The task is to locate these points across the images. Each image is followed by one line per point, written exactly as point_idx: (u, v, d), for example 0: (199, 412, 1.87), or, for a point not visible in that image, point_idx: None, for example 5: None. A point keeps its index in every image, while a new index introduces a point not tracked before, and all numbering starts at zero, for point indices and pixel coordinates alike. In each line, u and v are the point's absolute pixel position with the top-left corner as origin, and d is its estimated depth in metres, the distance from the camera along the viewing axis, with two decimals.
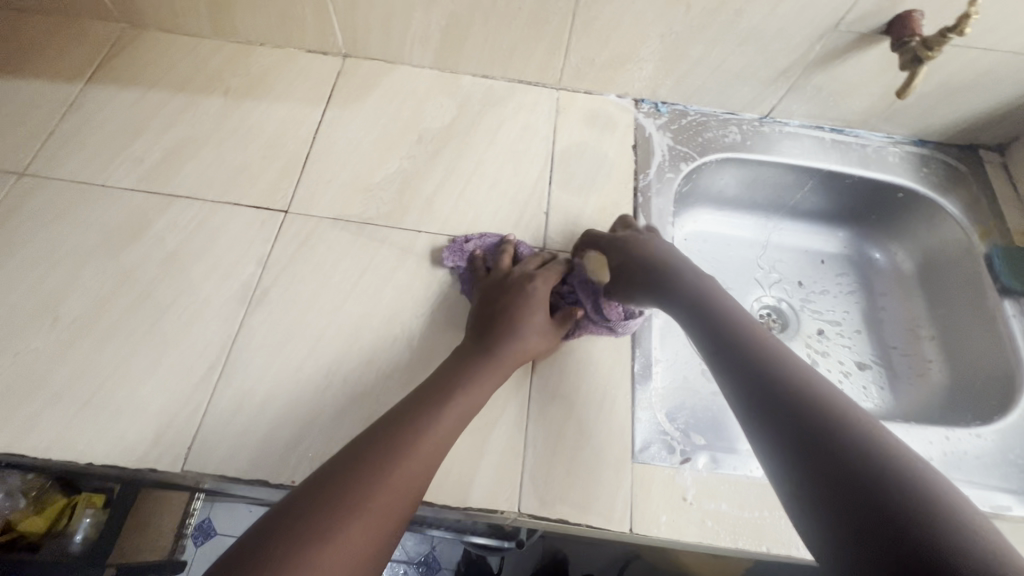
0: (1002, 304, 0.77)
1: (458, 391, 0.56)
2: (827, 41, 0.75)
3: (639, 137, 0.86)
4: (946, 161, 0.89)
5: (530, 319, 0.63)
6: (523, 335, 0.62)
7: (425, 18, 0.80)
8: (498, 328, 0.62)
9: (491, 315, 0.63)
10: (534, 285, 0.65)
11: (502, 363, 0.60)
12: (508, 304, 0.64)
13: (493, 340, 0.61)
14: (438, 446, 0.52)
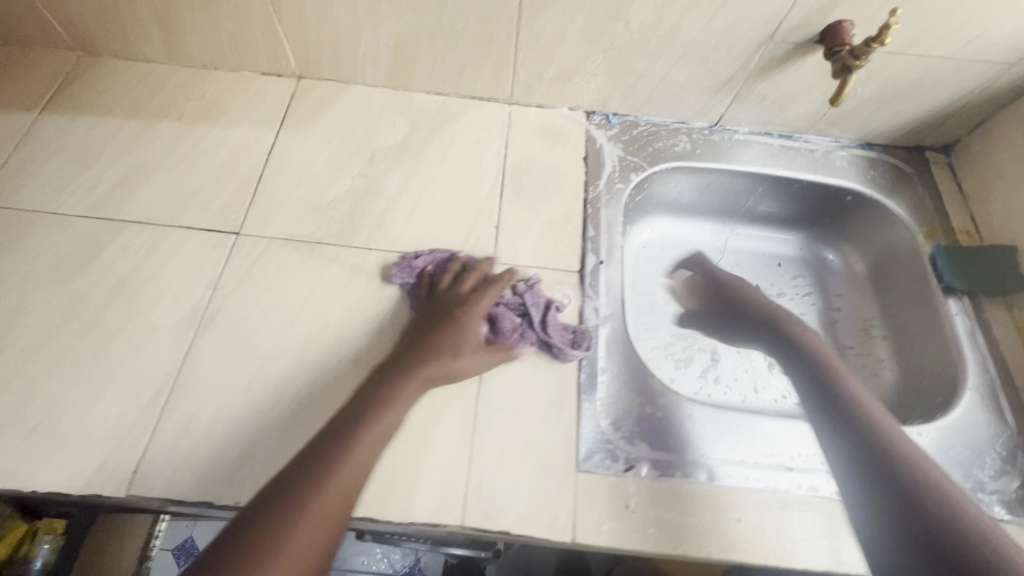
0: (947, 303, 0.79)
1: (391, 406, 0.59)
2: (765, 50, 0.77)
3: (590, 150, 0.88)
4: (892, 163, 0.91)
5: (456, 337, 0.65)
6: (443, 362, 0.63)
7: (373, 39, 0.81)
8: (423, 346, 0.64)
9: (423, 334, 0.66)
10: (464, 311, 0.67)
11: (421, 378, 0.62)
12: (441, 323, 0.66)
13: (419, 356, 0.64)
14: (370, 455, 0.55)
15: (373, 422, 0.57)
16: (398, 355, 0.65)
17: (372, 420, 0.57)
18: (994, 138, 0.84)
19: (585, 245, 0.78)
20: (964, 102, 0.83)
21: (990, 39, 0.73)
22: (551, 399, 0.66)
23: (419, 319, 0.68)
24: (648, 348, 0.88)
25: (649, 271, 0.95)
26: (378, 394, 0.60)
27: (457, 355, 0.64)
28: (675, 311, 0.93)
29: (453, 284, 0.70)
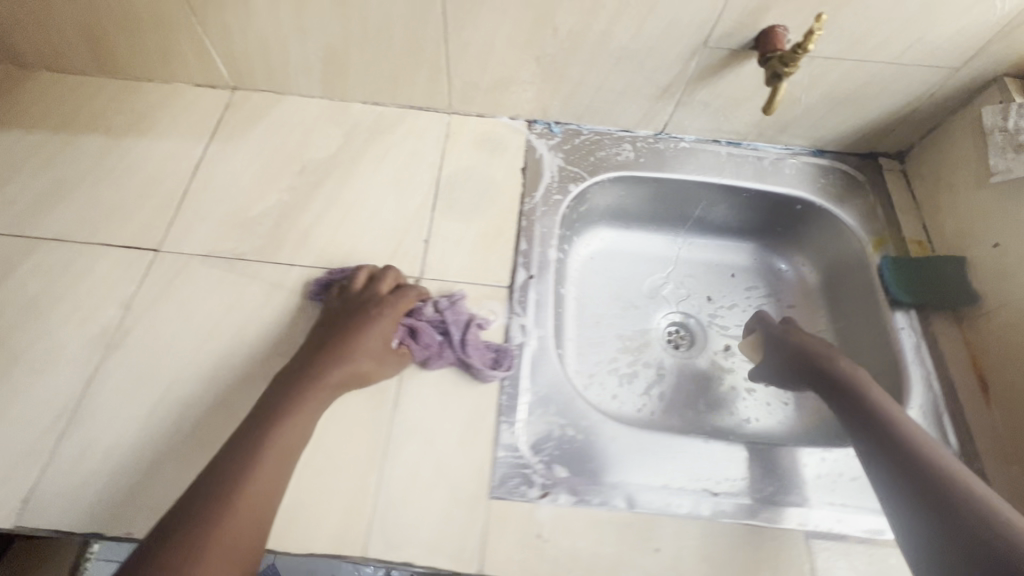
0: (894, 317, 0.76)
1: (296, 420, 0.56)
2: (701, 57, 0.74)
3: (529, 160, 0.85)
4: (844, 170, 0.89)
5: (364, 343, 0.62)
6: (352, 362, 0.61)
7: (301, 49, 0.79)
8: (327, 351, 0.61)
9: (327, 339, 0.63)
10: (380, 310, 0.65)
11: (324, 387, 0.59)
12: (350, 326, 0.63)
13: (322, 362, 0.60)
14: (279, 474, 0.53)
15: (274, 439, 0.54)
16: (300, 360, 0.62)
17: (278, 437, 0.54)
18: (943, 144, 0.81)
19: (516, 258, 0.76)
20: (912, 107, 0.80)
21: (932, 42, 0.70)
22: (468, 421, 0.64)
23: (326, 321, 0.66)
24: (592, 364, 0.85)
25: (596, 283, 0.92)
26: (285, 404, 0.57)
27: (360, 363, 0.61)
28: (622, 324, 0.90)
29: (365, 287, 0.68)
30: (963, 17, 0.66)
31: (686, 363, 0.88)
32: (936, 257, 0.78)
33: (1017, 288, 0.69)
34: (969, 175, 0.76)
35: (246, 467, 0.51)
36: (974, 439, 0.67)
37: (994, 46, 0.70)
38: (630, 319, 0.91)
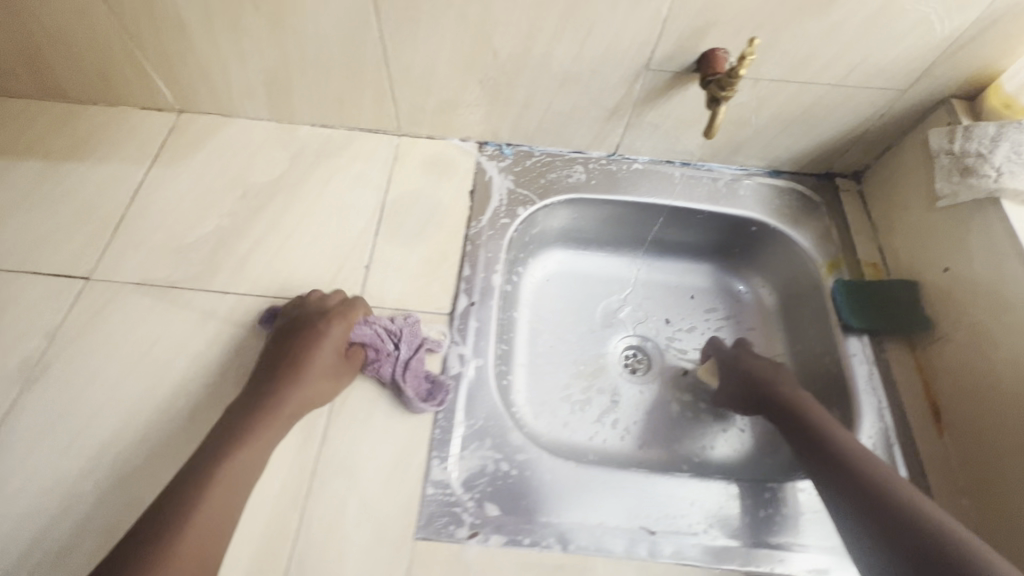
0: (846, 343, 0.74)
1: (247, 453, 0.55)
2: (645, 79, 0.73)
3: (478, 183, 0.84)
4: (800, 191, 0.87)
5: (314, 365, 0.62)
6: (303, 381, 0.60)
7: (243, 73, 0.78)
8: (277, 378, 0.60)
9: (277, 364, 0.62)
10: (329, 324, 0.64)
11: (282, 414, 0.59)
12: (298, 349, 0.62)
13: (274, 390, 0.60)
14: (227, 510, 0.52)
15: (220, 476, 0.53)
16: (250, 390, 0.61)
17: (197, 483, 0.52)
18: (896, 165, 0.80)
19: (459, 284, 0.74)
20: (864, 128, 0.79)
21: (875, 64, 0.68)
22: (397, 456, 0.62)
23: (272, 345, 0.64)
24: (544, 390, 0.83)
25: (550, 307, 0.90)
26: (233, 440, 0.56)
27: (316, 386, 0.61)
28: (576, 349, 0.88)
29: (314, 302, 0.67)
30: (904, 39, 0.65)
31: (641, 389, 0.86)
32: (890, 281, 0.76)
33: (967, 316, 0.67)
34: (920, 198, 0.75)
35: (182, 513, 0.49)
36: (925, 472, 0.65)
37: (939, 68, 0.69)
38: (585, 343, 0.89)
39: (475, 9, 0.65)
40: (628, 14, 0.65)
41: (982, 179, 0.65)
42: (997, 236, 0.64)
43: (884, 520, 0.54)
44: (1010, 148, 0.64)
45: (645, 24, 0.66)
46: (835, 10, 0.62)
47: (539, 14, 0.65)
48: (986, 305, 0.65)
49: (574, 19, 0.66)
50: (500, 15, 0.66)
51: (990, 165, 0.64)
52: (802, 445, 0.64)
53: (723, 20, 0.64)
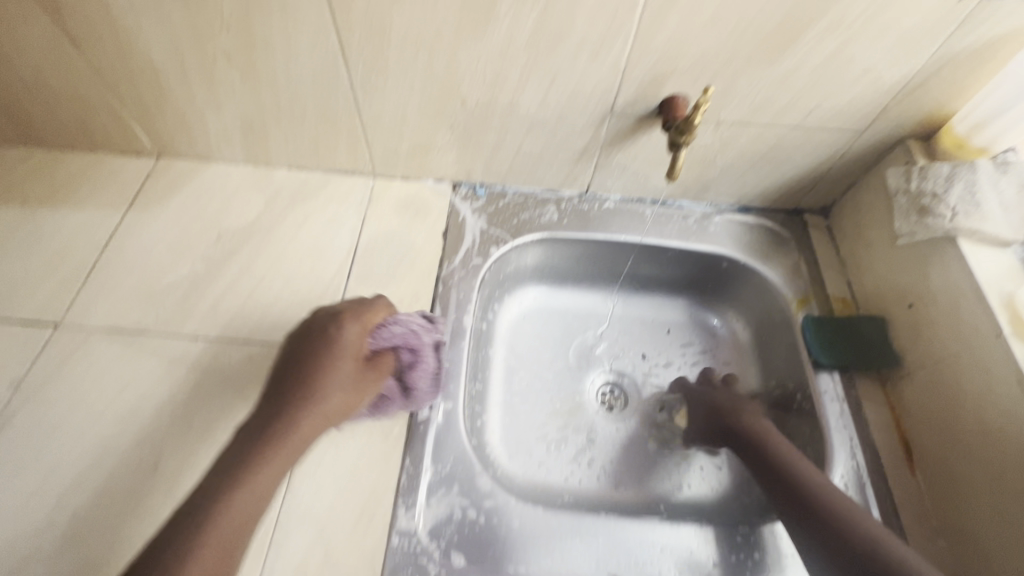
0: (817, 380, 0.74)
1: (260, 484, 0.49)
2: (610, 123, 0.75)
3: (451, 224, 0.85)
4: (770, 227, 0.88)
5: (334, 378, 0.56)
6: (322, 397, 0.55)
7: (219, 120, 0.80)
8: (293, 391, 0.54)
9: (291, 375, 0.55)
10: (342, 331, 0.59)
11: (298, 433, 0.52)
12: (314, 359, 0.56)
13: (289, 405, 0.53)
14: (221, 561, 0.44)
15: (218, 518, 0.46)
16: (261, 408, 0.54)
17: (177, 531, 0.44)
18: (860, 202, 0.81)
19: None
20: (827, 167, 0.80)
21: (831, 107, 0.71)
22: (362, 506, 0.61)
23: (283, 354, 0.59)
24: (519, 430, 0.83)
25: (525, 345, 0.90)
26: (233, 476, 0.48)
27: (336, 401, 0.56)
28: (552, 386, 0.88)
29: (321, 311, 0.62)
30: (857, 85, 0.67)
31: (617, 426, 0.85)
32: (857, 317, 0.76)
33: (933, 352, 0.68)
34: (883, 234, 0.76)
35: None
36: (898, 511, 0.65)
37: (893, 110, 0.71)
38: (561, 381, 0.88)
39: (441, 60, 0.67)
40: (588, 64, 0.67)
41: (939, 219, 0.66)
42: (955, 274, 0.65)
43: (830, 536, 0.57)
44: (964, 188, 0.66)
45: (606, 72, 0.67)
46: (787, 59, 0.64)
47: (502, 64, 0.67)
48: (950, 342, 0.65)
49: (537, 68, 0.68)
50: (465, 65, 0.68)
51: (945, 206, 0.66)
52: (758, 468, 0.68)
53: (681, 68, 0.66)
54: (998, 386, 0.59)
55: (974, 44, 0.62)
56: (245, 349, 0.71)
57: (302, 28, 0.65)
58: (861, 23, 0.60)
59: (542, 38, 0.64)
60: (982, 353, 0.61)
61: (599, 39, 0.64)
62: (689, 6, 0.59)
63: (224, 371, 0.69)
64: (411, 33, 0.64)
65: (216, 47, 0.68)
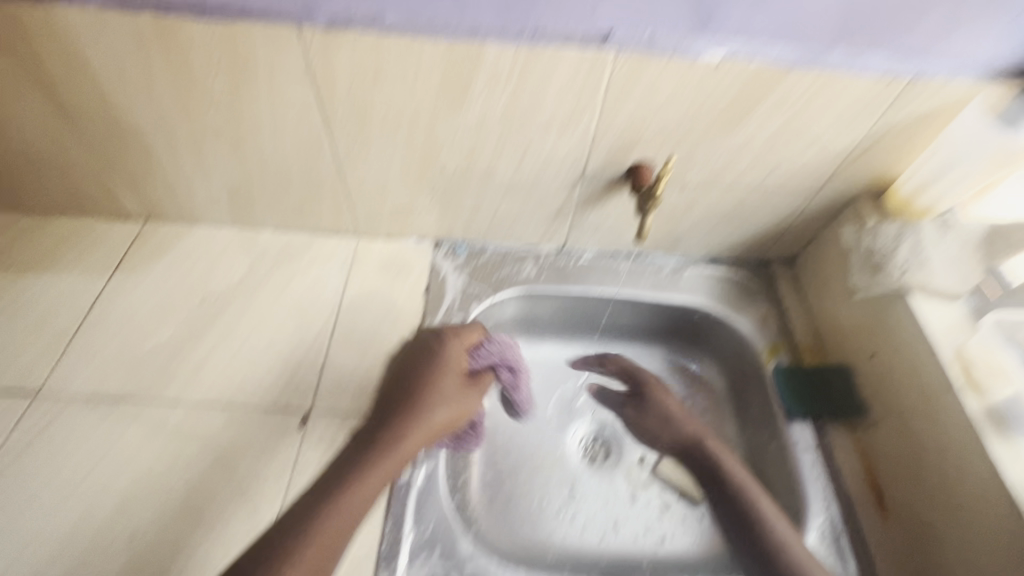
0: (790, 430, 0.75)
1: (372, 477, 0.61)
2: (581, 187, 0.79)
3: (433, 281, 0.87)
4: (739, 277, 0.91)
5: (441, 393, 0.70)
6: (433, 405, 0.69)
7: (206, 186, 0.82)
8: (413, 400, 0.69)
9: (412, 386, 0.71)
10: (447, 350, 0.73)
11: (415, 436, 0.66)
12: (428, 374, 0.72)
13: (410, 412, 0.68)
14: (338, 539, 0.56)
15: (335, 503, 0.58)
16: (383, 408, 0.70)
17: (291, 525, 0.55)
18: (821, 253, 0.85)
19: None
20: (787, 222, 0.85)
21: (786, 171, 0.76)
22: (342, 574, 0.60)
23: (400, 368, 0.76)
24: (502, 485, 0.83)
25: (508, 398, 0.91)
26: (349, 470, 0.61)
27: (444, 410, 0.70)
28: (534, 439, 0.88)
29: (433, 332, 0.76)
30: (807, 152, 0.72)
31: (600, 478, 0.86)
32: (824, 367, 0.79)
33: (895, 400, 0.70)
34: (842, 287, 0.80)
35: None
36: (873, 561, 0.66)
37: (844, 173, 0.76)
38: (542, 433, 0.89)
39: (420, 133, 0.71)
40: (558, 136, 0.71)
41: (889, 277, 0.71)
42: (908, 329, 0.69)
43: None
44: (911, 247, 0.71)
45: (575, 143, 0.72)
46: (741, 130, 0.70)
47: (478, 136, 0.72)
48: (910, 392, 0.68)
49: (511, 140, 0.72)
50: (443, 137, 0.72)
51: (894, 265, 0.71)
52: (717, 500, 0.70)
53: (644, 139, 0.71)
54: (955, 436, 0.62)
55: (908, 116, 0.67)
56: (225, 414, 0.71)
57: (289, 107, 0.69)
58: (805, 100, 0.65)
59: (514, 114, 0.68)
60: (939, 404, 0.64)
61: (568, 115, 0.68)
62: (648, 86, 0.64)
63: (204, 437, 0.69)
64: (391, 111, 0.69)
65: (205, 123, 0.71)
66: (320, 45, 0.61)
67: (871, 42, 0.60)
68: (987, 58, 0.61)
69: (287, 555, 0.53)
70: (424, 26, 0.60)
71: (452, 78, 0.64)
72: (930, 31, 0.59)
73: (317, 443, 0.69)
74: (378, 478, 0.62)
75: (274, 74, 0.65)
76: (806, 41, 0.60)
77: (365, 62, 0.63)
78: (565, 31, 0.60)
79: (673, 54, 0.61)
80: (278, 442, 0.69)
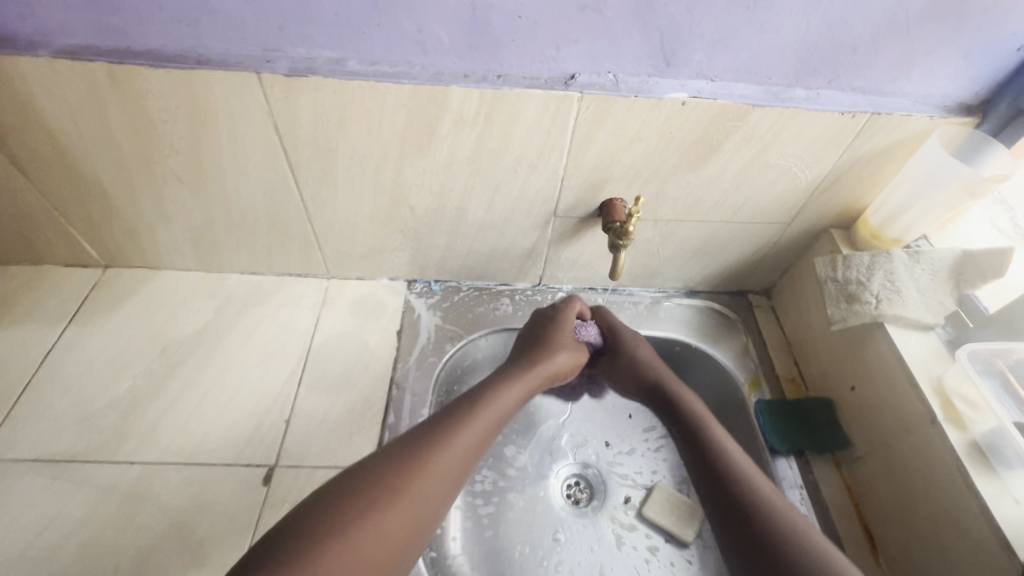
0: (773, 467, 0.73)
1: (511, 395, 0.69)
2: (554, 224, 0.78)
3: (406, 321, 0.85)
4: (717, 309, 0.91)
5: (561, 342, 0.77)
6: (558, 350, 0.76)
7: (169, 232, 0.80)
8: (536, 346, 0.76)
9: (538, 335, 0.78)
10: (568, 307, 0.81)
11: (536, 376, 0.73)
12: (551, 330, 0.78)
13: (534, 356, 0.75)
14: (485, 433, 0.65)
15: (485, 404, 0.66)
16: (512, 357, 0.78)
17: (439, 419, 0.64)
18: (797, 283, 0.85)
19: (382, 433, 0.73)
20: (761, 254, 0.85)
21: (757, 204, 0.76)
22: None
23: (527, 332, 0.80)
24: (482, 535, 0.80)
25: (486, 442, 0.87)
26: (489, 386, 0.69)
27: (563, 358, 0.76)
28: (515, 483, 0.85)
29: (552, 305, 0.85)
30: (777, 185, 0.73)
31: (584, 522, 0.83)
32: (807, 400, 0.78)
33: (877, 435, 0.69)
34: (820, 317, 0.79)
35: None
36: None
37: (813, 205, 0.76)
38: (523, 476, 0.86)
39: (388, 174, 0.70)
40: (528, 174, 0.70)
41: (865, 305, 0.70)
42: (888, 359, 0.68)
43: (743, 518, 0.59)
44: (884, 276, 0.70)
45: (545, 181, 0.71)
46: (709, 166, 0.70)
47: (447, 176, 0.71)
48: (891, 425, 0.67)
49: (481, 179, 0.71)
50: (411, 178, 0.71)
51: (870, 293, 0.70)
52: (690, 447, 0.68)
53: (614, 175, 0.71)
54: (939, 474, 0.61)
55: (872, 149, 0.68)
56: (183, 472, 0.67)
57: (252, 150, 0.67)
58: (771, 136, 0.66)
59: (482, 154, 0.68)
60: (921, 439, 0.63)
61: (536, 154, 0.68)
62: (615, 124, 0.64)
63: (159, 500, 0.65)
64: (357, 152, 0.67)
65: (166, 168, 0.69)
66: (281, 90, 0.60)
67: (828, 81, 0.62)
68: (941, 93, 0.64)
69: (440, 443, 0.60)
70: (387, 70, 0.59)
71: (418, 120, 0.63)
72: (885, 70, 0.61)
73: (282, 500, 0.66)
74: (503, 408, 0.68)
75: (236, 119, 0.64)
76: (764, 80, 0.62)
77: (327, 105, 0.62)
78: (529, 73, 0.60)
79: (637, 94, 0.61)
80: (238, 503, 0.65)
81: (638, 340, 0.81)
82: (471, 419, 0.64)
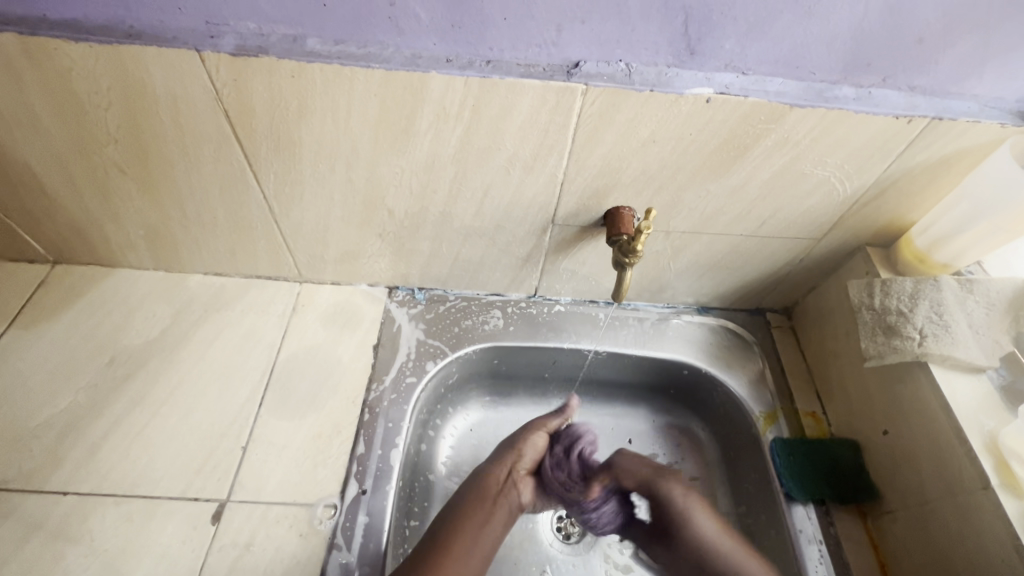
0: (789, 515, 0.65)
1: (501, 475, 0.66)
2: (552, 233, 0.69)
3: (385, 334, 0.76)
4: (732, 329, 0.81)
5: (529, 446, 0.69)
6: (527, 462, 0.68)
7: (119, 228, 0.70)
8: (518, 447, 0.68)
9: (524, 441, 0.69)
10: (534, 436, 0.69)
11: (513, 483, 0.66)
12: (518, 442, 0.69)
13: (506, 456, 0.68)
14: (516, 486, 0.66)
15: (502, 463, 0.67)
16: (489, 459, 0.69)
17: (479, 477, 0.66)
18: (824, 307, 0.75)
19: (350, 466, 0.64)
20: (786, 270, 0.75)
21: (785, 218, 0.66)
22: None
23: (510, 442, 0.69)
24: None
25: (470, 468, 0.77)
26: (493, 461, 0.68)
27: (542, 440, 0.69)
28: None
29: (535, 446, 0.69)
30: (810, 198, 0.63)
31: (576, 561, 0.74)
32: (832, 443, 0.69)
33: (914, 492, 0.61)
34: (850, 348, 0.70)
35: None
36: None
37: (850, 220, 0.66)
38: None
39: (360, 173, 0.61)
40: (522, 178, 0.61)
41: (908, 341, 0.61)
42: (931, 407, 0.59)
43: None
44: (930, 307, 0.62)
45: (542, 185, 0.62)
46: (734, 174, 0.60)
47: (428, 177, 0.61)
48: (931, 480, 0.59)
49: (468, 181, 0.62)
50: (388, 178, 0.61)
51: (913, 326, 0.61)
52: None
53: (623, 181, 0.61)
54: (986, 546, 0.53)
55: (927, 160, 0.58)
56: (122, 506, 0.60)
57: (202, 141, 0.58)
58: (809, 141, 0.56)
59: (470, 153, 0.58)
60: (965, 504, 0.55)
61: (532, 155, 0.58)
62: (626, 123, 0.54)
63: (93, 538, 0.58)
64: (324, 148, 0.58)
65: (105, 159, 0.60)
66: (228, 71, 0.51)
67: (882, 79, 0.52)
68: (1015, 97, 0.54)
69: (475, 495, 0.64)
70: (354, 51, 0.50)
71: (392, 112, 0.54)
72: (952, 68, 0.51)
73: (231, 543, 0.58)
74: (497, 481, 0.66)
75: (179, 105, 0.54)
76: (806, 76, 0.52)
77: (286, 92, 0.52)
78: (524, 59, 0.51)
79: (654, 88, 0.51)
80: (181, 546, 0.58)
81: (692, 515, 0.63)
82: (461, 523, 0.61)
